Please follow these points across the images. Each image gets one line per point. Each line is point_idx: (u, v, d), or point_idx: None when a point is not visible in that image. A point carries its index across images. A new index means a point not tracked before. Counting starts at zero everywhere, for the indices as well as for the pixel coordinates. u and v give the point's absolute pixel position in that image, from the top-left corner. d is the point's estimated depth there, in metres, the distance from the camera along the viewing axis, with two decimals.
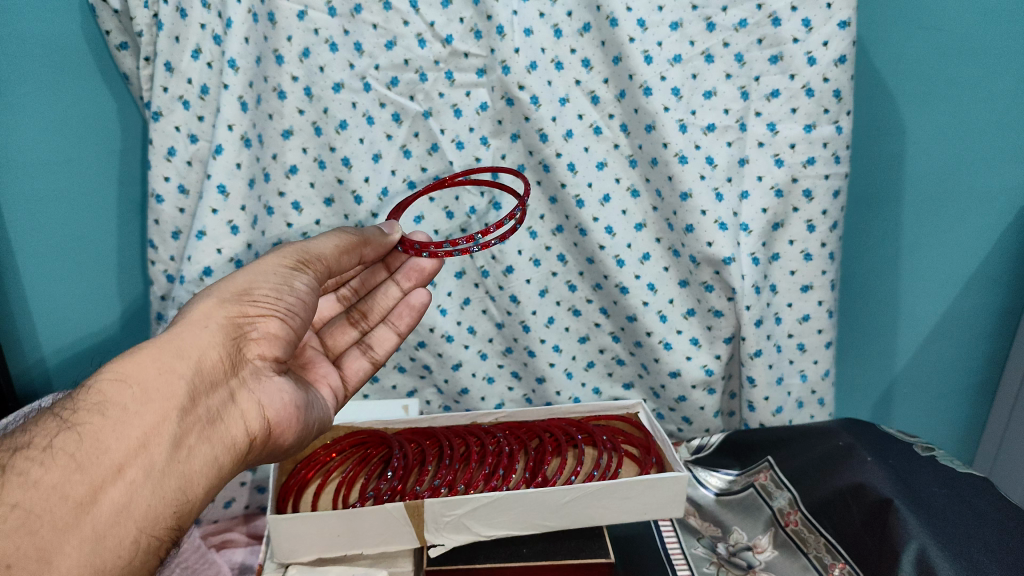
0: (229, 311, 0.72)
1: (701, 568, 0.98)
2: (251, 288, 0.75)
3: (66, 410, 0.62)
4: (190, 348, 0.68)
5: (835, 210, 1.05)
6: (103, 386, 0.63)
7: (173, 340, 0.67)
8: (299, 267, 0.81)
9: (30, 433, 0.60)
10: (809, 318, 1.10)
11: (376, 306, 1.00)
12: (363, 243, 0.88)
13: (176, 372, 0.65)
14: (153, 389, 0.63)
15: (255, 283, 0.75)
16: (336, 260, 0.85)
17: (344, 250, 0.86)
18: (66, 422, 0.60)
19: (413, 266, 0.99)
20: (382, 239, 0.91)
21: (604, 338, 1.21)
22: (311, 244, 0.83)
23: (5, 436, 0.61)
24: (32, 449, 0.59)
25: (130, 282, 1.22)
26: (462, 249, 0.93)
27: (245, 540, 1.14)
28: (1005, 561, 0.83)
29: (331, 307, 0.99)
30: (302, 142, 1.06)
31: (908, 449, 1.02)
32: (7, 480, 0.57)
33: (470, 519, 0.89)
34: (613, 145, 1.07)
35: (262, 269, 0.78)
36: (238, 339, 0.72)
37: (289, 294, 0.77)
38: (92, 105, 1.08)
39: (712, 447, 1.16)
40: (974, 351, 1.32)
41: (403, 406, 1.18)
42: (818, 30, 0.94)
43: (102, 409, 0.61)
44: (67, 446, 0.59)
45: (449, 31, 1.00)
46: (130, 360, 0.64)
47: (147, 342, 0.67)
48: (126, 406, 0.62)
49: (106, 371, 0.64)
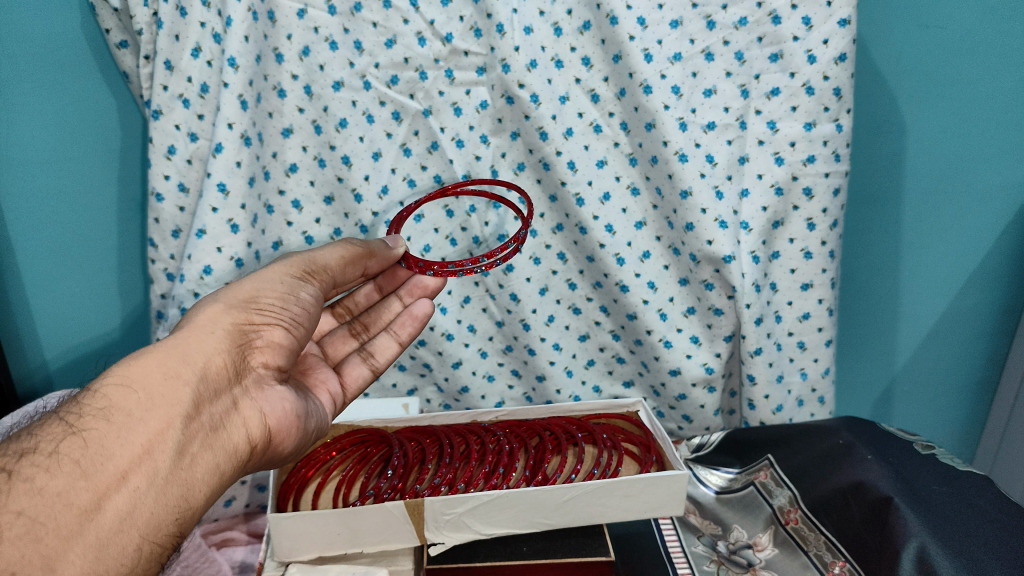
0: (236, 318, 0.73)
1: (701, 567, 0.98)
2: (257, 296, 0.76)
3: (71, 415, 0.62)
4: (196, 355, 0.68)
5: (835, 208, 1.05)
6: (109, 392, 0.63)
7: (179, 345, 0.68)
8: (305, 277, 0.83)
9: (36, 438, 0.60)
10: (810, 316, 1.10)
11: (379, 318, 1.02)
12: (368, 255, 0.91)
13: (182, 378, 0.65)
14: (157, 395, 0.63)
15: (262, 291, 0.77)
16: (342, 270, 0.88)
17: (349, 261, 0.89)
18: (72, 428, 0.61)
19: (417, 284, 1.02)
20: (388, 253, 0.94)
21: (604, 336, 1.21)
22: (316, 254, 0.86)
23: (8, 441, 0.61)
24: (38, 454, 0.59)
25: (131, 279, 1.21)
26: (467, 269, 0.95)
27: (246, 538, 1.15)
28: (1005, 559, 0.83)
29: (330, 320, 1.02)
30: (302, 140, 1.06)
31: (908, 447, 1.02)
32: (13, 486, 0.56)
33: (470, 517, 0.89)
34: (613, 143, 1.07)
35: (267, 278, 0.79)
36: (245, 347, 0.72)
37: (294, 303, 0.78)
38: (92, 104, 1.08)
39: (712, 446, 1.16)
40: (975, 350, 1.32)
41: (403, 404, 1.18)
42: (818, 28, 0.94)
43: (107, 414, 0.61)
44: (72, 452, 0.59)
45: (449, 29, 1.00)
46: (136, 365, 0.65)
47: (152, 347, 0.67)
48: (131, 412, 0.62)
49: (111, 376, 0.64)
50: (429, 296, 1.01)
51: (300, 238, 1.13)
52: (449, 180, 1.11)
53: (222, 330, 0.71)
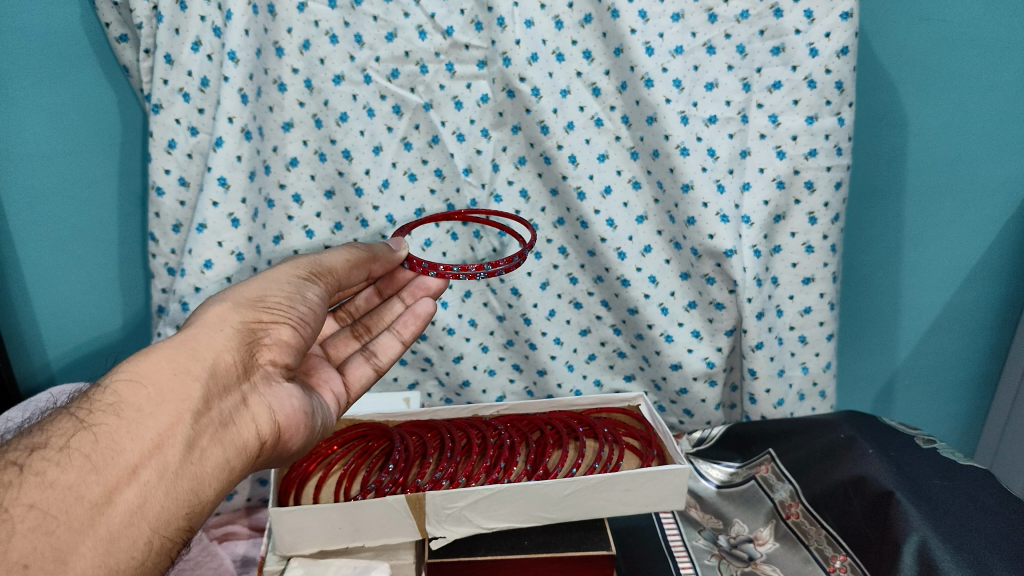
0: (247, 316, 0.73)
1: (702, 560, 0.98)
2: (264, 295, 0.76)
3: (82, 410, 0.62)
4: (205, 350, 0.68)
5: (837, 202, 1.05)
6: (120, 387, 0.63)
7: (189, 341, 0.68)
8: (311, 278, 0.83)
9: (47, 433, 0.60)
10: (811, 310, 1.10)
11: (381, 320, 1.02)
12: (371, 258, 0.91)
13: (192, 373, 0.65)
14: (167, 390, 0.63)
15: (273, 291, 0.77)
16: (347, 273, 0.88)
17: (355, 264, 0.89)
18: (82, 422, 0.60)
19: (420, 285, 1.02)
20: (390, 255, 0.94)
21: (605, 331, 1.21)
22: (322, 257, 0.86)
23: (20, 437, 0.61)
24: (49, 449, 0.59)
25: (132, 273, 1.21)
26: (469, 275, 0.94)
27: (248, 533, 1.15)
28: (1006, 552, 0.84)
29: (332, 325, 1.02)
30: (303, 134, 1.06)
31: (909, 441, 1.02)
32: (25, 480, 0.56)
33: (470, 511, 0.89)
34: (614, 137, 1.07)
35: (274, 278, 0.79)
36: (254, 344, 0.72)
37: (300, 303, 0.78)
38: (92, 98, 1.08)
39: (714, 440, 1.15)
40: (976, 343, 1.32)
41: (404, 398, 1.18)
42: (820, 21, 0.94)
43: (117, 409, 0.61)
44: (83, 446, 0.59)
45: (450, 23, 1.00)
46: (147, 360, 0.64)
47: (163, 343, 0.67)
48: (141, 407, 0.62)
49: (122, 371, 0.64)
50: (432, 297, 1.02)
51: (300, 233, 1.13)
52: (450, 174, 1.11)
53: (233, 327, 0.71)
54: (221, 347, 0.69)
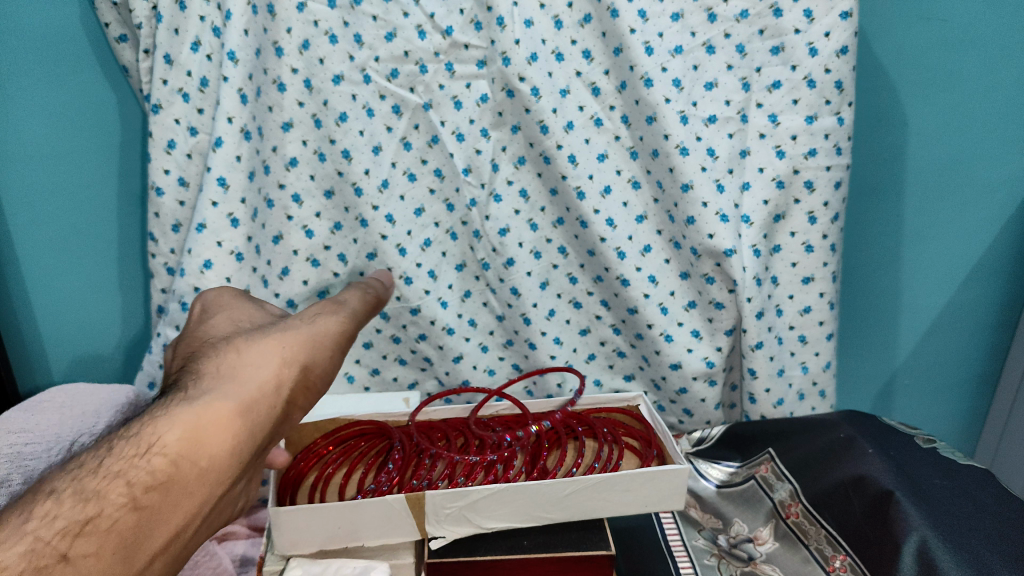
0: (304, 352, 0.66)
1: (701, 560, 0.99)
2: (318, 362, 0.67)
3: (128, 472, 0.52)
4: (261, 428, 0.60)
5: (836, 202, 1.05)
6: (173, 461, 0.54)
7: (249, 413, 0.59)
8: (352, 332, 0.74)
9: (96, 503, 0.51)
10: (811, 310, 1.10)
11: None
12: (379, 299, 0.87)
13: (241, 454, 0.58)
14: (216, 475, 0.55)
15: (326, 326, 0.71)
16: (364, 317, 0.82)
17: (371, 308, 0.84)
18: (134, 500, 0.52)
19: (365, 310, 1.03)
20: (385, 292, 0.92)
21: (604, 331, 1.20)
22: (352, 305, 0.79)
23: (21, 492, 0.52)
24: (92, 524, 0.50)
25: (131, 274, 1.21)
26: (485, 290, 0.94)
27: (246, 533, 1.15)
28: (1006, 553, 0.83)
29: None
30: (302, 134, 1.06)
31: (909, 441, 1.02)
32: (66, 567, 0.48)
33: (470, 511, 0.89)
34: (613, 137, 1.07)
35: (326, 333, 0.70)
36: (303, 385, 0.65)
37: (339, 367, 0.71)
38: (91, 98, 1.07)
39: (713, 439, 1.15)
40: (976, 342, 1.31)
41: (404, 397, 1.17)
42: (820, 20, 0.95)
43: (166, 488, 0.53)
44: (124, 530, 0.51)
45: (449, 22, 1.01)
46: (207, 439, 0.55)
47: (222, 408, 0.57)
48: (189, 492, 0.54)
49: (174, 434, 0.54)
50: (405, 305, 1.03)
51: (300, 233, 1.12)
52: (449, 174, 1.10)
53: (293, 365, 0.64)
54: (279, 388, 0.62)
